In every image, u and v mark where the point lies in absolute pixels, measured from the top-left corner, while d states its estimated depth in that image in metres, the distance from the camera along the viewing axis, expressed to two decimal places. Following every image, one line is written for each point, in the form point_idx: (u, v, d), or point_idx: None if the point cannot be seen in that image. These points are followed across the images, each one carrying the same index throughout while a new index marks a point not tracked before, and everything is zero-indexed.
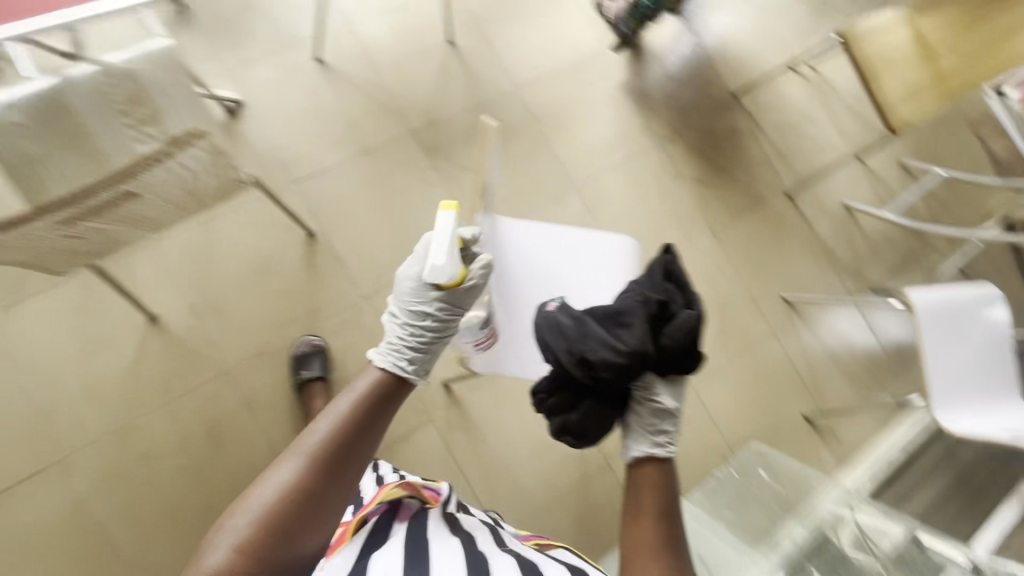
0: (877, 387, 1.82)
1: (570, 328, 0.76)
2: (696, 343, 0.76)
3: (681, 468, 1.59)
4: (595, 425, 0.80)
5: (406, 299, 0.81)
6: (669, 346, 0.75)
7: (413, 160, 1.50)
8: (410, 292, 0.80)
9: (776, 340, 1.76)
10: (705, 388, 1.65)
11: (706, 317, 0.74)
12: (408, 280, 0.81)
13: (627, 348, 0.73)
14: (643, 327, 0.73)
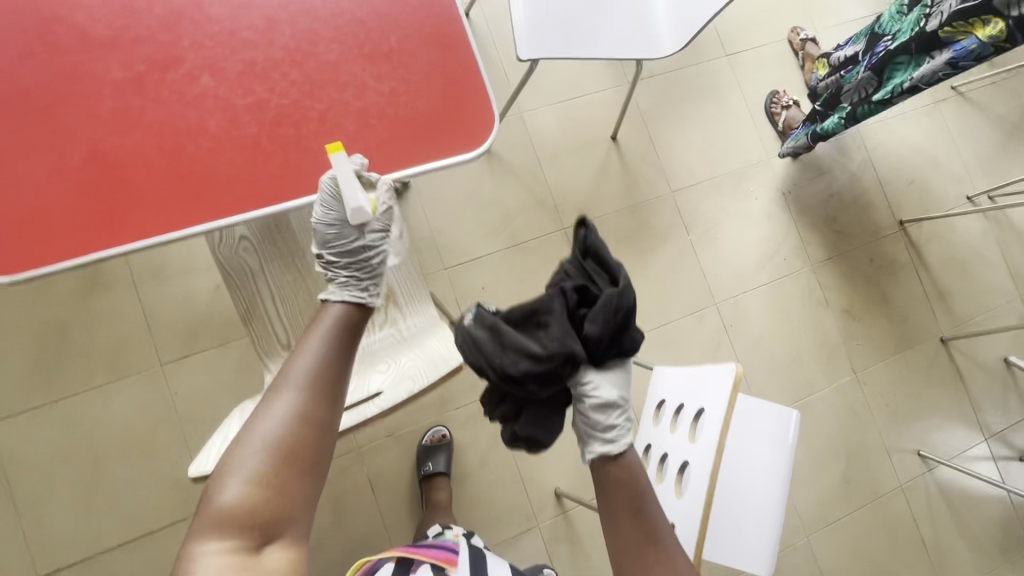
0: (1006, 567, 1.66)
1: (488, 342, 0.70)
2: (627, 320, 0.72)
3: None
4: (548, 427, 0.74)
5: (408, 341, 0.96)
6: (593, 333, 0.70)
7: (560, 260, 1.50)
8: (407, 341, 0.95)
9: (904, 498, 1.62)
10: (820, 540, 1.55)
11: (628, 295, 0.70)
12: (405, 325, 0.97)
13: (547, 356, 0.68)
14: (560, 320, 0.69)
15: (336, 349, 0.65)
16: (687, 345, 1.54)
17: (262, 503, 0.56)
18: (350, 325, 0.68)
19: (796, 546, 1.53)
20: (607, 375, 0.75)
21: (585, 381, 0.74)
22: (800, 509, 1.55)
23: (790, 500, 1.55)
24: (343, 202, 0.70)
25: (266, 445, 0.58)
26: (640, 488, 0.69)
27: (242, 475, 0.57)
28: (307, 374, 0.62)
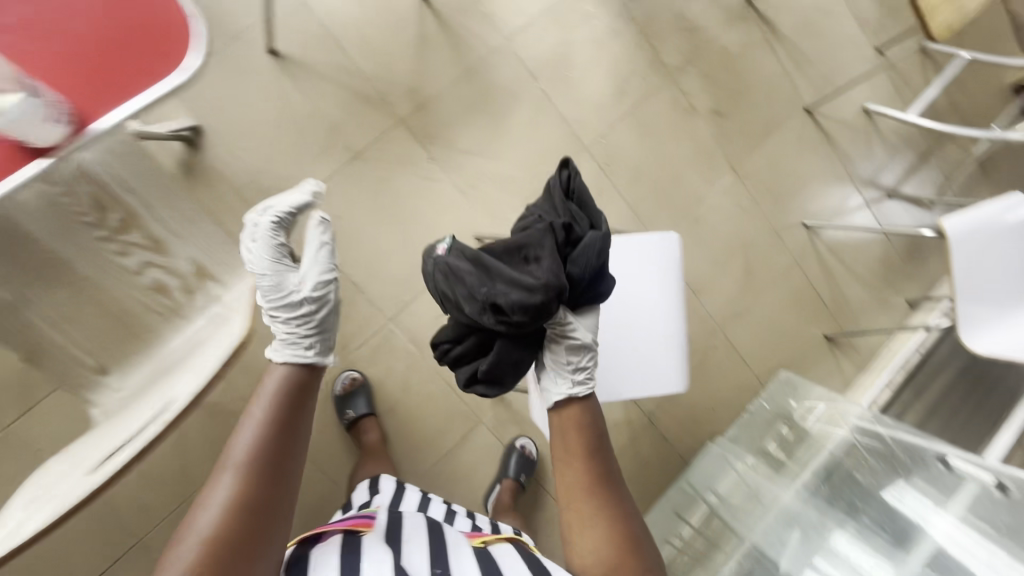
0: (894, 293, 1.86)
1: (474, 278, 0.77)
2: (599, 269, 0.84)
3: (718, 410, 1.66)
4: (513, 369, 0.87)
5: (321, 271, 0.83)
6: (576, 275, 0.82)
7: (411, 158, 1.34)
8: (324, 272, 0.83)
9: (800, 269, 1.74)
10: (736, 332, 1.66)
11: (611, 244, 0.82)
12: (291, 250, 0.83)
13: (539, 293, 0.76)
14: (554, 258, 0.77)
15: (268, 436, 0.68)
16: None
17: (206, 562, 0.58)
18: (293, 380, 0.74)
19: (717, 345, 1.64)
20: (583, 319, 0.91)
21: (568, 323, 0.88)
22: (713, 313, 1.63)
23: (703, 308, 1.63)
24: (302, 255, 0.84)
25: (204, 528, 0.60)
26: (593, 428, 0.86)
27: (181, 553, 0.58)
28: (250, 448, 0.67)
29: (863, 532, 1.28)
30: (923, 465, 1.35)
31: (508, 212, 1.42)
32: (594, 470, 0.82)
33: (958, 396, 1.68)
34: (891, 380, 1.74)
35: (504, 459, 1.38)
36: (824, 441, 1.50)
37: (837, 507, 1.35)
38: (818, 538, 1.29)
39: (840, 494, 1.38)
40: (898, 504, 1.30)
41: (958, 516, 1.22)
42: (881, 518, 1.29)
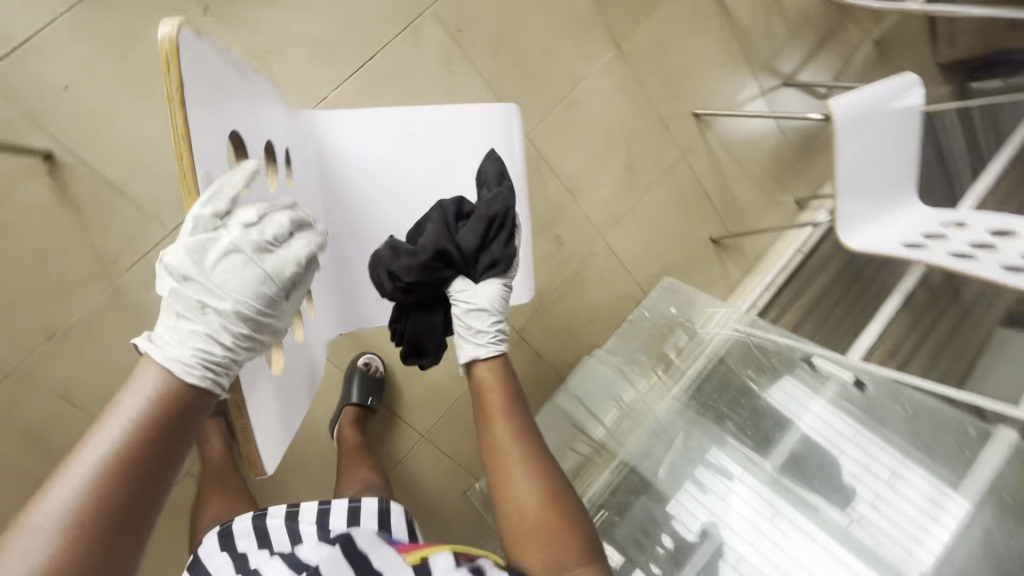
0: (784, 193, 1.76)
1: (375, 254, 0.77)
2: (497, 225, 0.76)
3: (597, 322, 1.54)
4: (422, 338, 0.84)
5: (271, 291, 0.57)
6: (471, 238, 0.76)
7: (171, 6, 0.98)
8: (271, 290, 0.57)
9: (688, 166, 1.58)
10: (617, 238, 1.50)
11: (501, 201, 0.74)
12: (281, 271, 0.58)
13: (419, 259, 0.73)
14: (437, 226, 0.74)
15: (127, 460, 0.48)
16: (410, 74, 1.17)
17: None
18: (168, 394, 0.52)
19: (596, 252, 1.48)
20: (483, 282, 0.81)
21: (460, 287, 0.81)
22: (591, 217, 1.45)
23: (580, 211, 1.44)
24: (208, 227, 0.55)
25: None
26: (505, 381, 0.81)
27: None
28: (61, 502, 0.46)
29: (729, 438, 1.26)
30: (790, 362, 1.32)
31: (325, 89, 1.11)
32: (511, 417, 0.79)
33: (833, 297, 1.66)
34: (773, 283, 1.69)
35: (347, 384, 1.19)
36: (701, 347, 1.43)
37: (709, 413, 1.33)
38: (687, 449, 1.27)
39: (711, 400, 1.35)
40: (766, 408, 1.28)
41: (819, 411, 1.24)
42: (749, 423, 1.28)
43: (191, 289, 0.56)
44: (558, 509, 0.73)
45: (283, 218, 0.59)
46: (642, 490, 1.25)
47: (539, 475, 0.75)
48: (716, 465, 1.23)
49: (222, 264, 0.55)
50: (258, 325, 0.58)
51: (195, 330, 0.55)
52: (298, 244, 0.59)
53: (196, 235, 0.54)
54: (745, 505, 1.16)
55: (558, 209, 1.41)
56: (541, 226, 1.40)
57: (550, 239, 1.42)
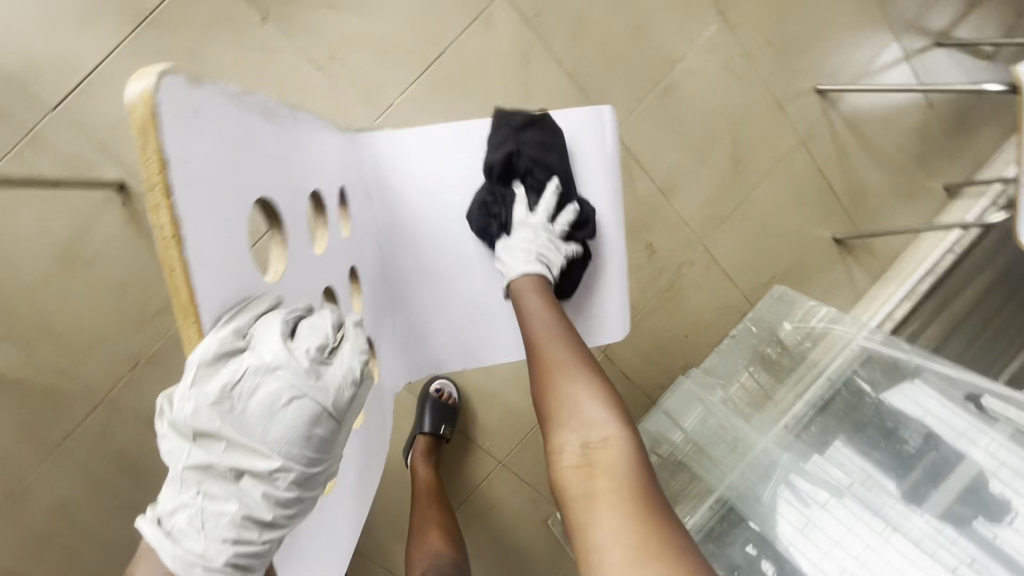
0: (929, 178, 1.45)
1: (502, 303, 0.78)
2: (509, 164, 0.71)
3: (695, 337, 1.35)
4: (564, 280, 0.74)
5: (320, 439, 0.44)
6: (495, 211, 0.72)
7: (232, 18, 0.91)
8: (324, 433, 0.44)
9: (808, 153, 1.33)
10: (719, 242, 1.30)
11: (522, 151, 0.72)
12: (332, 403, 0.44)
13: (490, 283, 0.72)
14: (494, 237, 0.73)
15: None
16: (484, 71, 1.04)
17: None
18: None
19: (694, 259, 1.29)
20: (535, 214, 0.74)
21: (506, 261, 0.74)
22: (689, 219, 1.26)
23: (675, 213, 1.25)
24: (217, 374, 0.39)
25: None
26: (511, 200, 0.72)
27: None
28: None
29: (861, 478, 1.05)
30: (942, 395, 1.06)
31: (392, 94, 1.01)
32: (544, 303, 0.68)
33: (998, 302, 1.34)
34: (915, 289, 1.39)
35: (420, 412, 1.14)
36: (820, 369, 1.21)
37: (828, 448, 1.11)
38: (805, 489, 1.06)
39: (831, 429, 1.14)
40: (906, 448, 1.06)
41: (984, 458, 0.98)
42: (887, 462, 1.06)
43: (213, 463, 0.40)
44: (635, 461, 0.58)
45: (320, 331, 0.45)
46: (745, 534, 1.07)
47: (613, 409, 0.61)
48: (827, 505, 1.03)
49: (251, 422, 0.40)
50: (308, 480, 0.44)
51: (225, 515, 0.40)
52: (343, 364, 0.46)
53: (220, 389, 0.39)
54: (860, 562, 0.96)
55: (650, 212, 1.23)
56: (630, 232, 1.23)
57: (642, 247, 1.24)
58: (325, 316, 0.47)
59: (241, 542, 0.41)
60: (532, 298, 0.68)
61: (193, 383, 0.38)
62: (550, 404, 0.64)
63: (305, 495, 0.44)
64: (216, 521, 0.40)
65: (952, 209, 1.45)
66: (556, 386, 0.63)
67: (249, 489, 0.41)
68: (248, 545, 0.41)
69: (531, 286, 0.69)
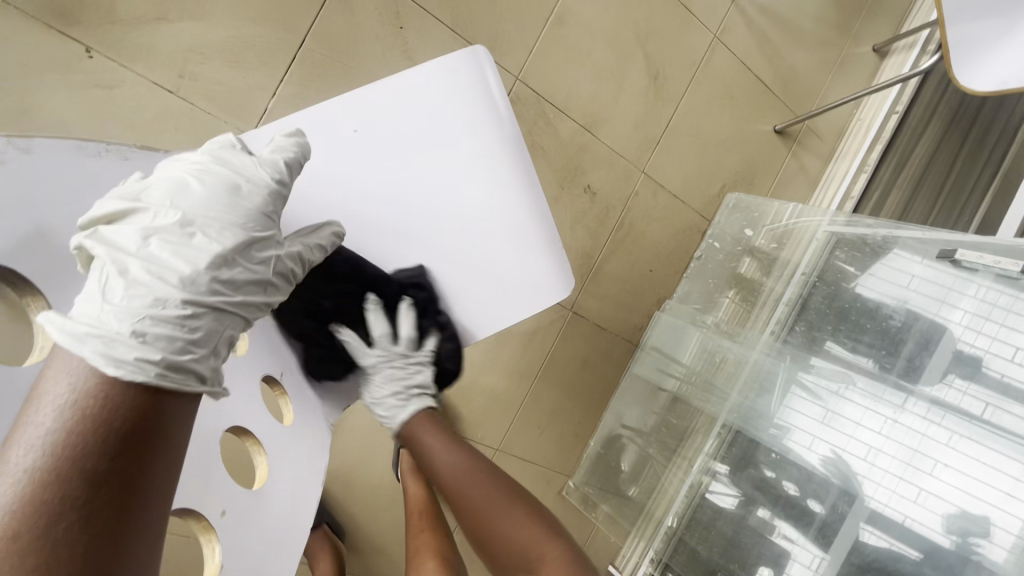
0: (854, 44, 1.39)
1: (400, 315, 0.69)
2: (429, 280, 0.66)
3: (661, 270, 1.30)
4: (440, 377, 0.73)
5: (248, 219, 0.44)
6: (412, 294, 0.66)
7: (50, 58, 0.79)
8: (260, 226, 0.45)
9: (727, 50, 1.25)
10: (659, 165, 1.23)
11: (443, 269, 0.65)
12: (246, 199, 0.45)
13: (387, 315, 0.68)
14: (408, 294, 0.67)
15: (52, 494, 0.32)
16: (355, 48, 0.94)
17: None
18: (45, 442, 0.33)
19: (638, 190, 1.22)
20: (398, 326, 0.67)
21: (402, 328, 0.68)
22: (622, 150, 1.18)
23: (606, 147, 1.17)
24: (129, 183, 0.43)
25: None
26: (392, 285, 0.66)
27: None
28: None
29: (853, 365, 0.98)
30: (922, 257, 0.95)
31: (262, 99, 0.90)
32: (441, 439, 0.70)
33: (950, 156, 1.22)
34: (867, 161, 1.35)
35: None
36: (794, 266, 1.13)
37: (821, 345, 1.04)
38: (795, 398, 1.00)
39: (811, 325, 1.07)
40: (884, 316, 0.98)
41: (975, 307, 0.87)
42: (875, 338, 0.98)
43: (130, 271, 0.38)
44: (562, 550, 0.64)
45: (227, 154, 0.48)
46: (756, 458, 1.03)
47: (533, 526, 0.66)
48: (842, 393, 0.96)
49: (157, 222, 0.40)
50: (250, 258, 0.45)
51: (149, 297, 0.38)
52: (258, 168, 0.48)
53: (107, 229, 0.40)
54: (882, 436, 0.89)
55: (580, 153, 1.14)
56: (565, 179, 1.14)
57: (582, 192, 1.16)
58: (206, 143, 0.48)
59: (185, 348, 0.38)
60: (426, 433, 0.70)
61: (91, 231, 0.40)
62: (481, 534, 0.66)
63: (235, 271, 0.43)
64: (144, 305, 0.38)
65: (884, 70, 1.39)
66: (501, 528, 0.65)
67: (166, 274, 0.39)
68: (187, 332, 0.39)
69: (427, 423, 0.70)
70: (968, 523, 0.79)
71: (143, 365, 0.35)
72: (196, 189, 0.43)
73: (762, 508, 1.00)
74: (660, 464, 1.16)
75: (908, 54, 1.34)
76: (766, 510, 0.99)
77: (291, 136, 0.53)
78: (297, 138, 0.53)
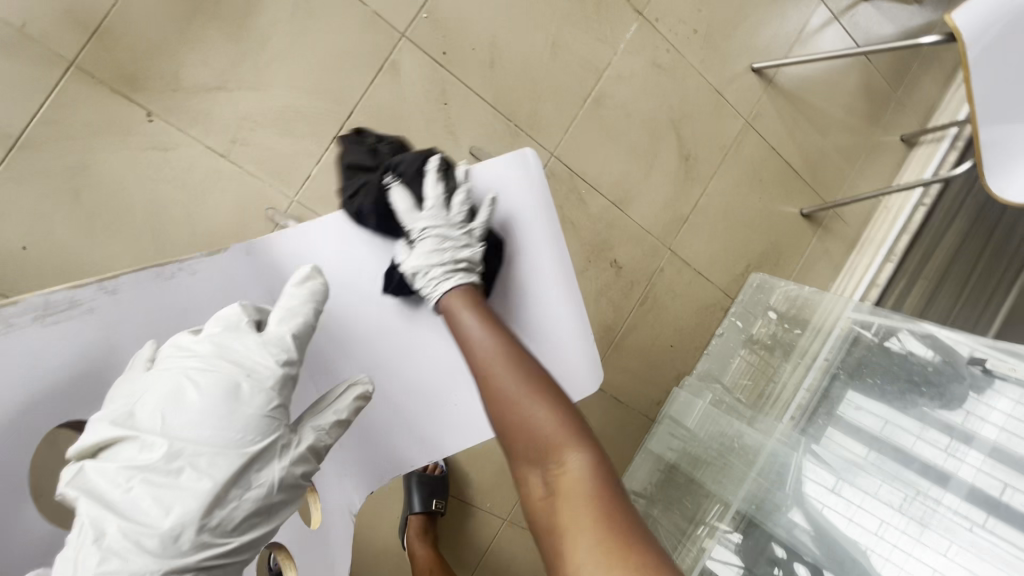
0: (881, 132, 1.41)
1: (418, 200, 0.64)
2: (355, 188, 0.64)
3: (682, 345, 1.29)
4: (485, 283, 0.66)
5: (243, 439, 0.46)
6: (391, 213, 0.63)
7: (113, 121, 0.83)
8: (258, 438, 0.47)
9: (758, 134, 1.28)
10: (685, 242, 1.24)
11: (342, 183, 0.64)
12: (243, 409, 0.46)
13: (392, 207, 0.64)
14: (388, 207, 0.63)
15: None
16: (400, 119, 0.97)
17: None
18: None
19: (663, 266, 1.22)
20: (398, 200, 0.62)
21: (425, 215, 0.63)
22: (649, 227, 1.20)
23: (634, 223, 1.18)
24: (126, 395, 0.45)
25: None
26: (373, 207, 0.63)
27: None
28: None
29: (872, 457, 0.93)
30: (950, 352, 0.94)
31: (306, 165, 0.93)
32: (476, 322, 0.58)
33: (973, 253, 1.26)
34: (893, 250, 1.34)
35: (406, 490, 1.04)
36: (822, 344, 1.10)
37: (838, 431, 0.99)
38: (812, 487, 0.94)
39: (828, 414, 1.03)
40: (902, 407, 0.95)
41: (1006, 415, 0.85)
42: (888, 423, 0.95)
43: (110, 534, 0.41)
44: (600, 475, 0.50)
45: (233, 350, 0.49)
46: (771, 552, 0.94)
47: (565, 427, 0.52)
48: (858, 468, 0.92)
49: (142, 467, 0.42)
50: (247, 483, 0.46)
51: (125, 570, 0.41)
52: (262, 355, 0.49)
53: (93, 469, 0.43)
54: (895, 512, 0.86)
55: (609, 228, 1.16)
56: (591, 252, 1.15)
57: (608, 266, 1.17)
58: (211, 327, 0.49)
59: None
60: (459, 306, 0.59)
61: (80, 468, 0.43)
62: (519, 435, 0.53)
63: (227, 511, 0.45)
64: None
65: (912, 160, 1.41)
66: (531, 420, 0.52)
67: (146, 535, 0.41)
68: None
69: (463, 299, 0.60)
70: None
71: None
72: (188, 411, 0.45)
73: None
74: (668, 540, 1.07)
75: (937, 146, 1.36)
76: None
77: (304, 284, 0.54)
78: (309, 288, 0.54)
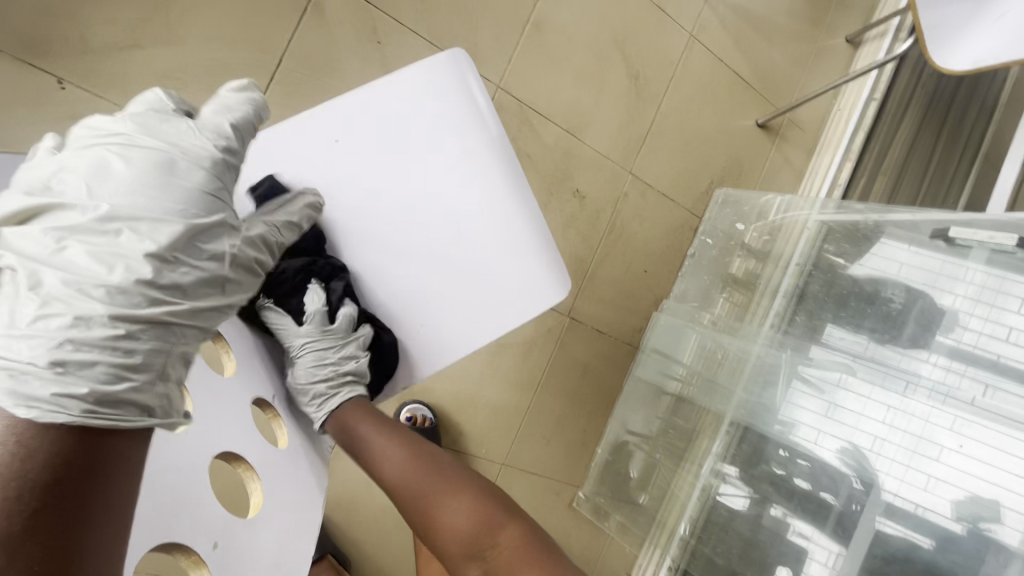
0: (825, 34, 1.40)
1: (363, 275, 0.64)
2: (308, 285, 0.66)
3: (657, 269, 1.29)
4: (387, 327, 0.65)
5: (185, 207, 0.43)
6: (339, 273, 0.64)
7: (23, 93, 0.78)
8: (203, 213, 0.44)
9: (704, 48, 1.26)
10: (645, 164, 1.23)
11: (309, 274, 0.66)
12: (181, 180, 0.44)
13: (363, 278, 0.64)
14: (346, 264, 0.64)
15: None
16: (332, 63, 0.93)
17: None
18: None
19: (627, 192, 1.21)
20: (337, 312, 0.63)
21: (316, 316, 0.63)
22: (607, 153, 1.18)
23: (591, 150, 1.16)
24: (46, 167, 0.42)
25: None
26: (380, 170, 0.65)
27: None
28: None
29: (851, 348, 0.92)
30: (912, 242, 0.90)
31: None
32: (381, 428, 0.60)
33: (932, 132, 1.23)
34: (850, 150, 1.37)
35: None
36: (787, 259, 1.07)
37: (822, 334, 0.96)
38: (794, 391, 0.93)
39: (809, 316, 1.01)
40: (870, 300, 0.93)
41: (970, 291, 0.81)
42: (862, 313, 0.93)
43: (46, 283, 0.38)
44: (534, 549, 0.52)
45: (163, 130, 0.46)
46: (765, 460, 0.95)
47: (485, 510, 0.55)
48: (843, 383, 0.88)
49: (72, 226, 0.39)
50: (196, 253, 0.44)
51: (70, 311, 0.38)
52: (196, 138, 0.47)
53: (15, 234, 0.39)
54: (887, 425, 0.81)
55: (566, 158, 1.14)
56: (552, 184, 1.13)
57: (571, 196, 1.15)
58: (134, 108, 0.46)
59: (119, 375, 0.39)
60: (365, 426, 0.60)
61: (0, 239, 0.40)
62: (425, 527, 0.55)
63: (178, 274, 0.42)
64: (62, 323, 0.37)
65: (860, 59, 1.41)
66: (450, 517, 0.54)
67: (88, 283, 0.38)
68: (124, 354, 0.39)
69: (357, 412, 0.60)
70: (980, 509, 0.72)
71: (66, 403, 0.35)
72: (119, 173, 0.42)
73: (778, 501, 0.92)
74: (669, 466, 1.09)
75: (882, 42, 1.36)
76: (781, 509, 0.91)
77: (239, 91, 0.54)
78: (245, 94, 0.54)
